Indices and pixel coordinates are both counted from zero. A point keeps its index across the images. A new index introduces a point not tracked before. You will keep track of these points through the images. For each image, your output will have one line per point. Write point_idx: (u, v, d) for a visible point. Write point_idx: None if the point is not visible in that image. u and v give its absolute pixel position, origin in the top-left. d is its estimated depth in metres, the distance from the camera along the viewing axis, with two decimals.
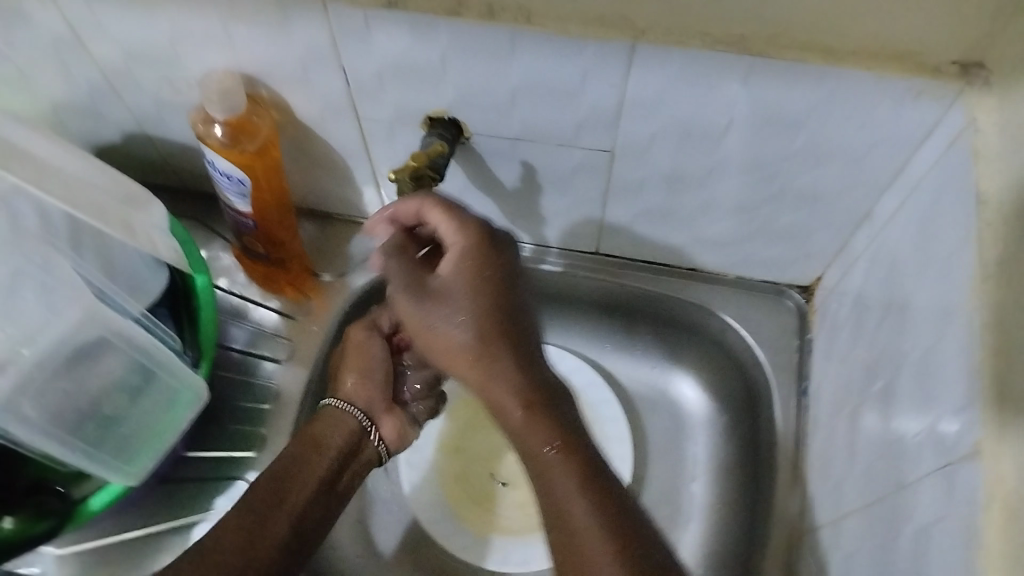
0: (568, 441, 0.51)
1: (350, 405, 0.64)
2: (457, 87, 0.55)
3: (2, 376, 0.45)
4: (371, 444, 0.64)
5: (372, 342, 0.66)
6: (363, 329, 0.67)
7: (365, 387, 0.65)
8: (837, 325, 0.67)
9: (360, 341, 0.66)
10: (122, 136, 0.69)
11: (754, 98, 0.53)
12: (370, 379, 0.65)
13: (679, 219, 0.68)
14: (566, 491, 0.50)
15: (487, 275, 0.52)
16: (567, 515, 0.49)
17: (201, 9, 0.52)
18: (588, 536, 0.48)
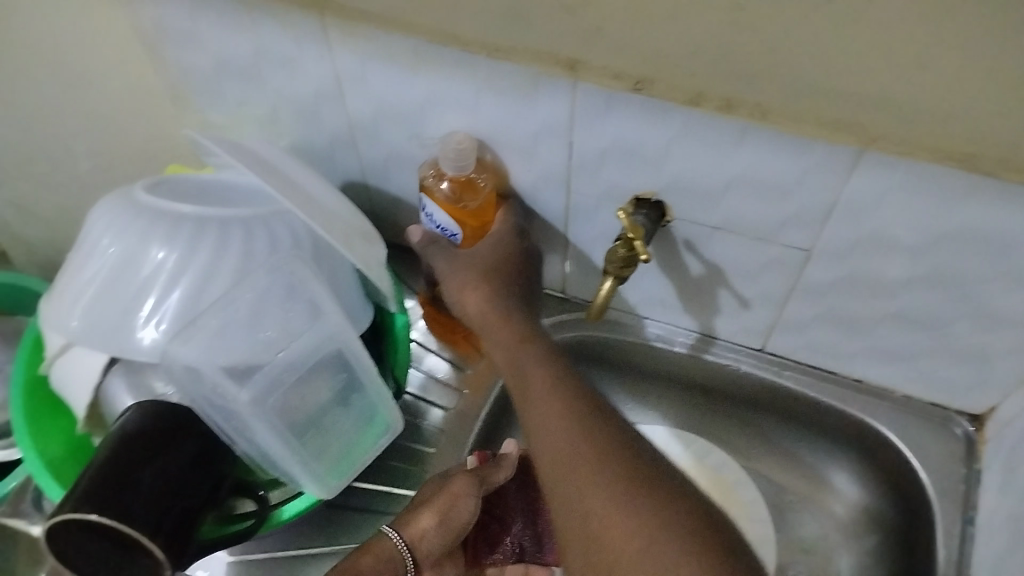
0: (561, 378, 0.60)
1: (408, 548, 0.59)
2: (674, 173, 0.59)
3: (258, 376, 0.52)
4: None
5: (466, 500, 0.62)
6: (465, 483, 0.63)
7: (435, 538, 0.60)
8: (1016, 458, 0.65)
9: (456, 494, 0.62)
10: (342, 183, 0.76)
11: (970, 217, 0.54)
12: (444, 535, 0.61)
13: (859, 327, 0.69)
14: (550, 419, 0.57)
15: (489, 249, 0.66)
16: (547, 433, 0.56)
17: (460, 77, 0.58)
18: (564, 447, 0.55)
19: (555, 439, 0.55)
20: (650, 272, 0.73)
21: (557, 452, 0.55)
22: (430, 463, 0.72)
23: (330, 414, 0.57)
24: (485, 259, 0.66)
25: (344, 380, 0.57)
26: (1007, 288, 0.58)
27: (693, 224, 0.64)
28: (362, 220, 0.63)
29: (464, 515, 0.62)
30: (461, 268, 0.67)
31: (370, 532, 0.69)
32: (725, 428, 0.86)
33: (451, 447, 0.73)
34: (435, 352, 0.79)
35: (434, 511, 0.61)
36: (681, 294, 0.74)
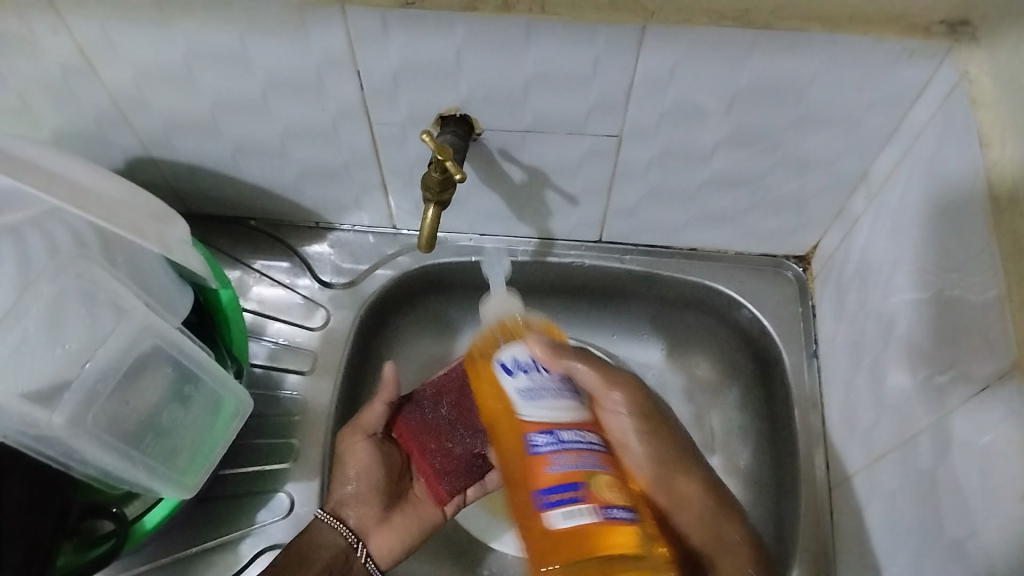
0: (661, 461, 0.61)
1: (339, 522, 0.64)
2: (471, 84, 0.57)
3: (69, 394, 0.48)
4: (360, 560, 0.64)
5: (359, 446, 0.66)
6: (351, 437, 0.67)
7: (361, 502, 0.65)
8: (841, 288, 0.70)
9: (346, 451, 0.66)
10: (126, 161, 0.69)
11: (758, 72, 0.55)
12: (361, 493, 0.65)
13: (683, 198, 0.71)
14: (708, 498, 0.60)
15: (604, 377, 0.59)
16: (702, 514, 0.60)
17: (220, 24, 0.53)
18: (719, 535, 0.59)
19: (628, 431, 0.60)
20: (475, 189, 0.71)
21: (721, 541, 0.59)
22: (299, 430, 0.70)
23: (169, 412, 0.53)
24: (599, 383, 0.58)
25: (175, 374, 0.53)
26: (803, 132, 0.61)
27: (503, 132, 0.62)
28: (153, 200, 0.57)
29: (361, 467, 0.65)
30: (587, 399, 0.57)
31: (251, 516, 0.67)
32: (584, 323, 0.87)
33: (318, 409, 0.71)
34: (275, 318, 0.75)
35: (340, 476, 0.66)
36: (511, 203, 0.73)
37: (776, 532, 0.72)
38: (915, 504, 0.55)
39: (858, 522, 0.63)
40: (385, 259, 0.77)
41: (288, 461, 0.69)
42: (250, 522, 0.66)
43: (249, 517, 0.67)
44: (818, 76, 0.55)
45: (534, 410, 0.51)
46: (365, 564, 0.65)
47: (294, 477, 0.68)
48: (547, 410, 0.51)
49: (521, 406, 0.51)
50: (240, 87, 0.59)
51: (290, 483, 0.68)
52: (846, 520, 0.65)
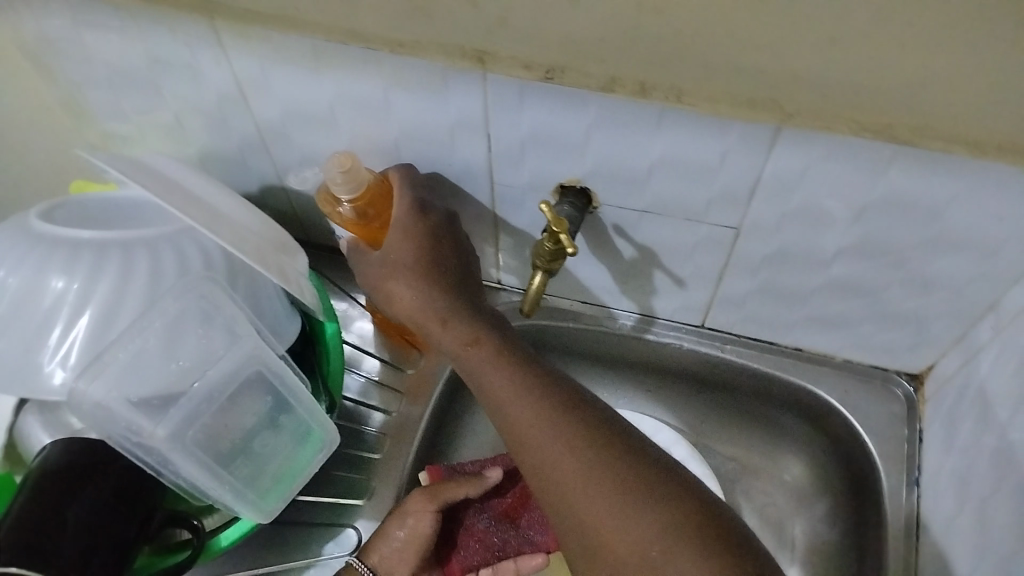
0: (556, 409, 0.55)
1: (366, 565, 0.62)
2: (596, 160, 0.58)
3: (176, 407, 0.50)
4: None
5: (425, 516, 0.64)
6: (423, 503, 0.65)
7: (402, 556, 0.63)
8: (955, 416, 0.66)
9: (414, 513, 0.64)
10: (261, 188, 0.73)
11: (893, 187, 0.53)
12: (411, 553, 0.63)
13: (794, 298, 0.69)
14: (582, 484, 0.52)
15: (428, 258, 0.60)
16: (574, 489, 0.52)
17: (368, 75, 0.55)
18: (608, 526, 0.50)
19: (544, 449, 0.54)
20: (584, 258, 0.72)
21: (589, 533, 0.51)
22: (377, 469, 0.71)
23: (260, 438, 0.55)
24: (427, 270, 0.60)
25: (272, 400, 0.55)
26: (934, 251, 0.58)
27: (620, 209, 0.62)
28: (279, 231, 0.61)
29: (426, 532, 0.64)
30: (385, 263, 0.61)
31: (320, 545, 0.68)
32: (673, 406, 0.85)
33: (398, 452, 0.72)
34: (371, 354, 0.78)
35: (391, 526, 0.64)
36: (616, 277, 0.73)
37: None
38: None
39: None
40: None
41: (362, 499, 0.70)
42: (317, 551, 0.68)
43: (318, 547, 0.68)
44: (958, 198, 0.53)
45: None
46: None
47: (366, 515, 0.69)
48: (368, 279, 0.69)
49: None
50: (376, 136, 0.61)
51: (361, 520, 0.69)
52: None
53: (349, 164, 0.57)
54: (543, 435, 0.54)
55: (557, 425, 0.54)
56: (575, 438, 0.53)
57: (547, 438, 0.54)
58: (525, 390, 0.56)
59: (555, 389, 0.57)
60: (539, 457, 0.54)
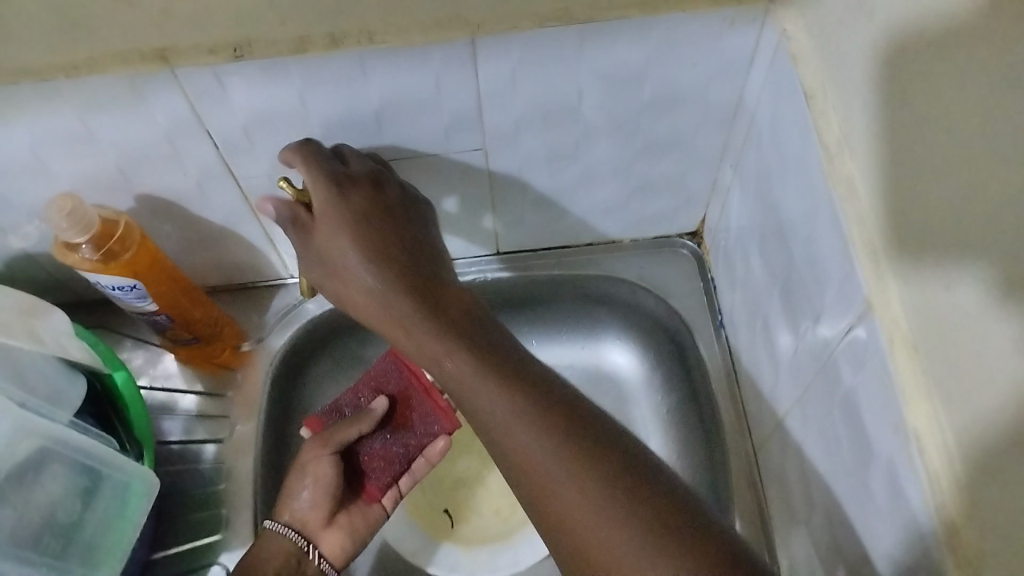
0: (479, 351, 0.53)
1: (283, 526, 0.63)
2: (324, 124, 0.58)
3: None
4: (314, 562, 0.64)
5: (322, 461, 0.64)
6: (316, 451, 0.64)
7: (314, 506, 0.64)
8: (730, 255, 0.72)
9: (311, 462, 0.64)
10: (2, 263, 0.67)
11: (596, 66, 0.56)
12: (318, 500, 0.64)
13: (563, 198, 0.72)
14: (508, 415, 0.50)
15: (354, 205, 0.55)
16: (506, 428, 0.49)
17: (55, 107, 0.52)
18: (537, 462, 0.47)
19: (482, 400, 0.51)
20: None
21: (526, 472, 0.48)
22: (227, 498, 0.69)
23: (67, 508, 0.54)
24: (349, 211, 0.55)
25: (72, 468, 0.54)
26: (658, 113, 0.62)
27: None
28: (22, 297, 0.58)
29: (326, 476, 0.64)
30: (303, 229, 0.56)
31: None
32: None
33: (243, 473, 0.70)
34: (186, 391, 0.75)
35: (296, 479, 0.65)
36: None
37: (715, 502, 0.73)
38: (822, 454, 0.56)
39: (783, 479, 0.64)
40: (290, 310, 0.77)
41: (220, 532, 0.68)
42: None
43: None
44: (653, 60, 0.57)
45: (127, 303, 0.64)
46: (318, 566, 0.64)
47: (228, 547, 0.67)
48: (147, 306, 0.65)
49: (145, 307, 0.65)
50: (96, 169, 0.58)
51: (224, 553, 0.67)
52: (772, 480, 0.67)
53: (69, 205, 0.55)
54: (509, 416, 0.49)
55: (524, 410, 0.49)
56: (542, 420, 0.49)
57: (510, 410, 0.50)
58: (490, 373, 0.52)
59: (512, 360, 0.53)
60: (507, 434, 0.49)
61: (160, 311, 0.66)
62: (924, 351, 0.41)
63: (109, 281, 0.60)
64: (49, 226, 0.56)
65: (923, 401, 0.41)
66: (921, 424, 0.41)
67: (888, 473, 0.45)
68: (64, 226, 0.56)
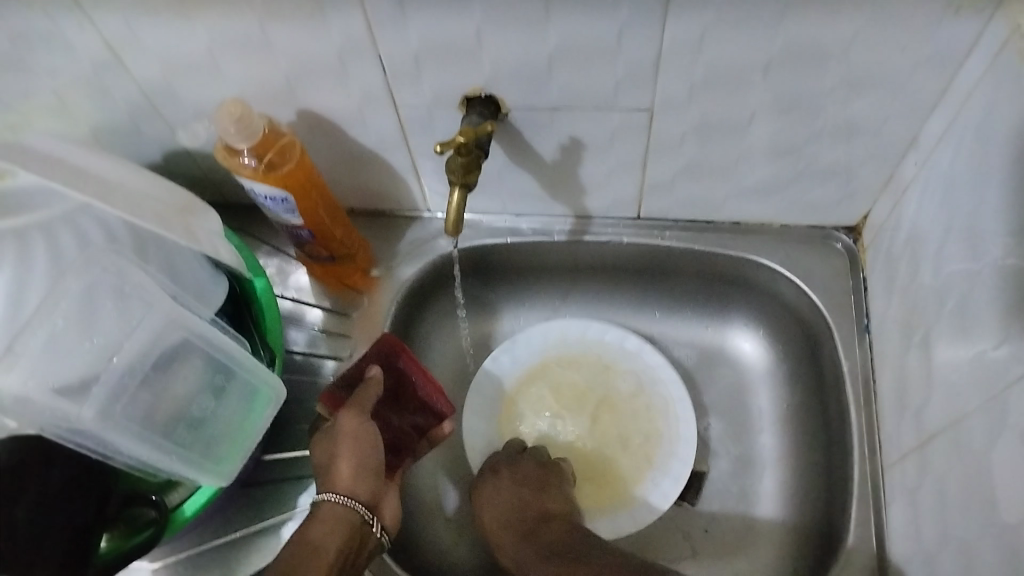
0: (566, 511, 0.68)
1: (349, 498, 0.60)
2: (494, 63, 0.56)
3: (99, 385, 0.50)
4: (377, 533, 0.61)
5: (364, 428, 0.62)
6: (353, 418, 0.62)
7: (360, 480, 0.61)
8: (892, 259, 0.67)
9: (350, 434, 0.61)
10: (163, 155, 0.70)
11: (792, 37, 0.52)
12: (365, 468, 0.61)
13: (721, 172, 0.68)
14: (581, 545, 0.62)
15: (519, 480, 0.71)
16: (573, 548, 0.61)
17: (239, 13, 0.52)
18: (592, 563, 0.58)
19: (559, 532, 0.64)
20: (508, 169, 0.70)
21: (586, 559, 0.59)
22: None
23: (200, 403, 0.56)
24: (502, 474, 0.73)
25: (209, 366, 0.57)
26: (848, 97, 0.58)
27: (530, 110, 0.61)
28: (180, 191, 0.61)
29: (370, 441, 0.61)
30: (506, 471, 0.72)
31: (294, 500, 0.68)
32: (626, 304, 0.85)
33: None
34: (314, 306, 0.76)
35: (341, 453, 0.61)
36: (543, 183, 0.72)
37: (827, 511, 0.70)
38: (972, 492, 0.51)
39: (911, 505, 0.60)
40: (424, 243, 0.77)
41: None
42: (293, 506, 0.68)
43: (292, 501, 0.68)
44: (857, 39, 0.52)
45: (275, 213, 0.66)
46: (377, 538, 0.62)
47: None
48: (292, 219, 0.66)
49: (289, 219, 0.66)
50: (265, 77, 0.59)
51: None
52: (897, 503, 0.63)
53: (238, 111, 0.56)
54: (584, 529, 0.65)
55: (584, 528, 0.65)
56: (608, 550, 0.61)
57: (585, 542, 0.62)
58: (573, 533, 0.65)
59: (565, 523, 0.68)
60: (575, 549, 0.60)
61: (304, 226, 0.67)
62: None
63: (263, 190, 0.61)
64: (217, 127, 0.57)
65: None
66: None
67: None
68: (231, 132, 0.56)
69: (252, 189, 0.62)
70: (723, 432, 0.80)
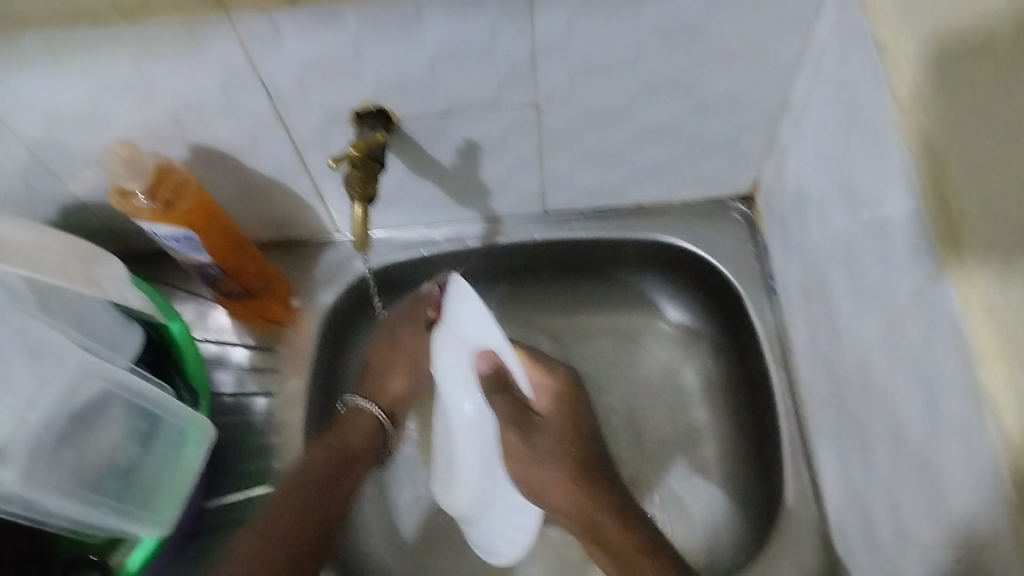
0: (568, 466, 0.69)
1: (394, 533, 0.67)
2: (378, 77, 0.57)
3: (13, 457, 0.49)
4: None
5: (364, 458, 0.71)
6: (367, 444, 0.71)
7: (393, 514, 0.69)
8: (785, 218, 0.71)
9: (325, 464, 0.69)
10: (60, 212, 0.69)
11: (654, 15, 0.55)
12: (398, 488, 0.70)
13: (616, 157, 0.71)
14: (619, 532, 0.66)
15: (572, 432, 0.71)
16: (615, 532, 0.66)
17: (115, 55, 0.52)
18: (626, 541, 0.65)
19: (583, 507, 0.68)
20: (412, 182, 0.71)
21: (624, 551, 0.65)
22: (277, 452, 0.71)
23: (127, 453, 0.56)
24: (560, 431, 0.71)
25: (132, 413, 0.57)
26: (719, 68, 0.61)
27: (422, 119, 0.62)
28: (77, 242, 0.60)
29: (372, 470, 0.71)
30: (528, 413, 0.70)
31: None
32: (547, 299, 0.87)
33: (292, 429, 0.72)
34: (237, 344, 0.76)
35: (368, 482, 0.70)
36: (448, 191, 0.73)
37: (763, 470, 0.73)
38: (882, 421, 0.55)
39: (834, 447, 0.64)
40: (340, 267, 0.78)
41: (269, 484, 0.70)
42: None
43: None
44: (715, 11, 0.55)
45: (182, 253, 0.65)
46: None
47: None
48: (201, 257, 0.66)
49: (198, 258, 0.66)
50: (152, 117, 0.59)
51: None
52: (824, 450, 0.66)
53: (127, 152, 0.56)
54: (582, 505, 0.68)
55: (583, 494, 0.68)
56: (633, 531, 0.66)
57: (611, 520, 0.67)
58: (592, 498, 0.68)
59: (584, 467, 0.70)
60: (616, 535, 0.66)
61: (213, 263, 0.67)
62: (1000, 319, 0.40)
63: (166, 231, 0.61)
64: (108, 173, 0.57)
65: (1002, 369, 0.39)
66: (1000, 394, 0.39)
67: (960, 440, 0.44)
68: (123, 177, 0.56)
69: (154, 231, 0.62)
70: (654, 408, 0.82)
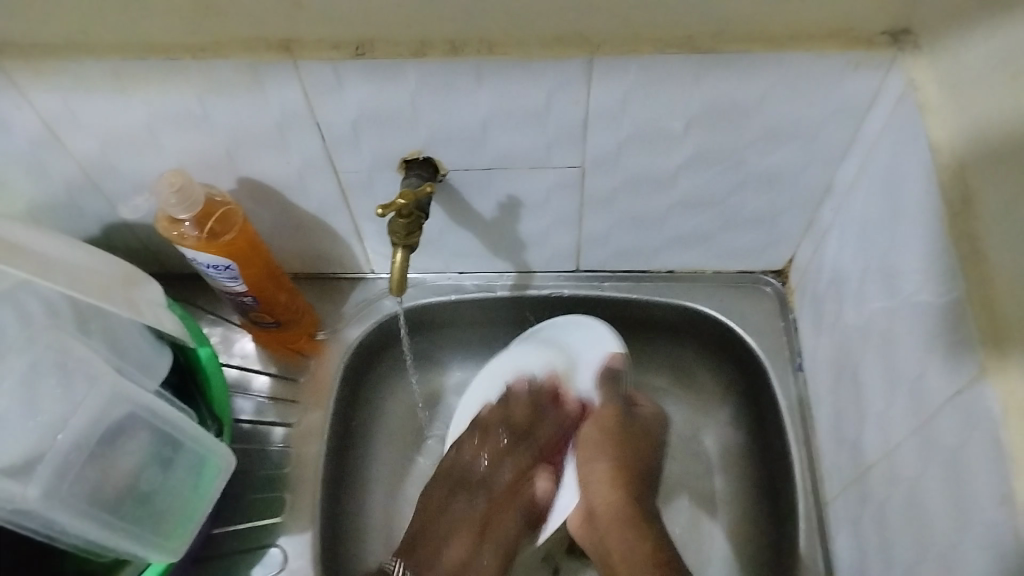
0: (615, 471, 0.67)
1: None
2: (430, 129, 0.58)
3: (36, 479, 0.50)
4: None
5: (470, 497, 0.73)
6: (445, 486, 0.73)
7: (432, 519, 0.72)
8: (819, 300, 0.70)
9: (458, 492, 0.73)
10: (103, 229, 0.70)
11: (706, 94, 0.55)
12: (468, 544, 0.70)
13: (655, 224, 0.71)
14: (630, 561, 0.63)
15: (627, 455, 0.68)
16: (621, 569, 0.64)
17: (179, 88, 0.54)
18: None
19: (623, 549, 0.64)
20: (450, 230, 0.72)
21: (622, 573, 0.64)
22: (290, 484, 0.71)
23: (148, 477, 0.56)
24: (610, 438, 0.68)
25: (157, 439, 0.56)
26: (767, 149, 0.61)
27: (468, 172, 0.63)
28: (125, 266, 0.61)
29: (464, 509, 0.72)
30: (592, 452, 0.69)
31: (247, 571, 0.67)
32: None
33: (307, 462, 0.72)
34: (261, 372, 0.76)
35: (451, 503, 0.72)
36: (485, 242, 0.74)
37: (776, 551, 0.72)
38: (907, 519, 0.54)
39: (853, 536, 0.63)
40: (371, 304, 0.78)
41: (280, 516, 0.70)
42: None
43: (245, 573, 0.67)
44: (769, 96, 0.56)
45: (217, 282, 0.66)
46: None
47: (288, 531, 0.69)
48: (236, 286, 0.66)
49: (233, 287, 0.67)
50: (205, 149, 0.60)
51: (284, 537, 0.69)
52: (841, 537, 0.65)
53: (179, 181, 0.57)
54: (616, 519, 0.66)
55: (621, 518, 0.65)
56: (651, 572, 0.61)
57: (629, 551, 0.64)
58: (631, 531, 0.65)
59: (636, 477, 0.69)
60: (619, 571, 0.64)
61: (247, 292, 0.68)
62: None
63: (206, 259, 0.62)
64: (158, 200, 0.58)
65: None
66: None
67: (992, 551, 0.43)
68: (171, 205, 0.57)
69: (194, 258, 0.62)
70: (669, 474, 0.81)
